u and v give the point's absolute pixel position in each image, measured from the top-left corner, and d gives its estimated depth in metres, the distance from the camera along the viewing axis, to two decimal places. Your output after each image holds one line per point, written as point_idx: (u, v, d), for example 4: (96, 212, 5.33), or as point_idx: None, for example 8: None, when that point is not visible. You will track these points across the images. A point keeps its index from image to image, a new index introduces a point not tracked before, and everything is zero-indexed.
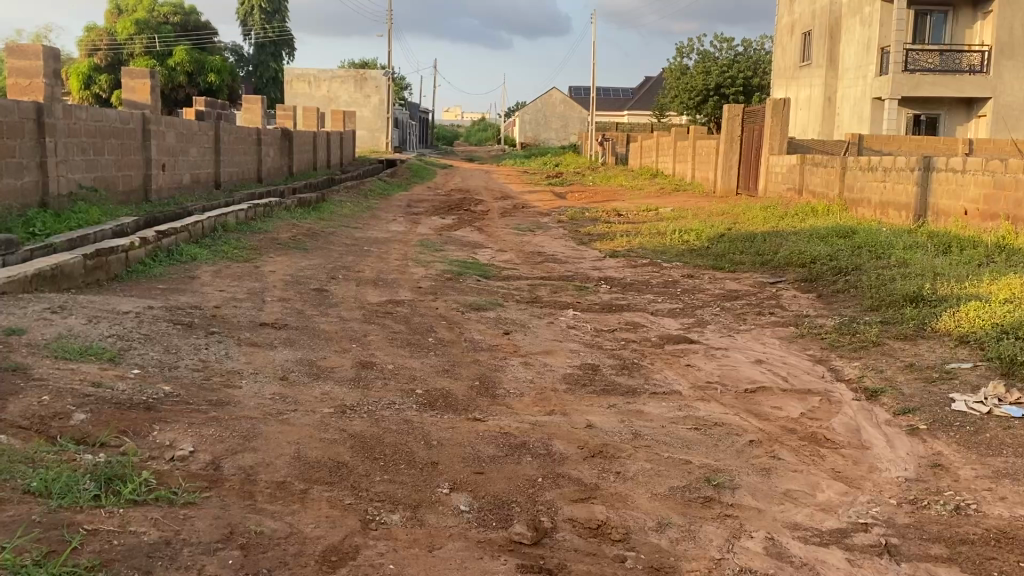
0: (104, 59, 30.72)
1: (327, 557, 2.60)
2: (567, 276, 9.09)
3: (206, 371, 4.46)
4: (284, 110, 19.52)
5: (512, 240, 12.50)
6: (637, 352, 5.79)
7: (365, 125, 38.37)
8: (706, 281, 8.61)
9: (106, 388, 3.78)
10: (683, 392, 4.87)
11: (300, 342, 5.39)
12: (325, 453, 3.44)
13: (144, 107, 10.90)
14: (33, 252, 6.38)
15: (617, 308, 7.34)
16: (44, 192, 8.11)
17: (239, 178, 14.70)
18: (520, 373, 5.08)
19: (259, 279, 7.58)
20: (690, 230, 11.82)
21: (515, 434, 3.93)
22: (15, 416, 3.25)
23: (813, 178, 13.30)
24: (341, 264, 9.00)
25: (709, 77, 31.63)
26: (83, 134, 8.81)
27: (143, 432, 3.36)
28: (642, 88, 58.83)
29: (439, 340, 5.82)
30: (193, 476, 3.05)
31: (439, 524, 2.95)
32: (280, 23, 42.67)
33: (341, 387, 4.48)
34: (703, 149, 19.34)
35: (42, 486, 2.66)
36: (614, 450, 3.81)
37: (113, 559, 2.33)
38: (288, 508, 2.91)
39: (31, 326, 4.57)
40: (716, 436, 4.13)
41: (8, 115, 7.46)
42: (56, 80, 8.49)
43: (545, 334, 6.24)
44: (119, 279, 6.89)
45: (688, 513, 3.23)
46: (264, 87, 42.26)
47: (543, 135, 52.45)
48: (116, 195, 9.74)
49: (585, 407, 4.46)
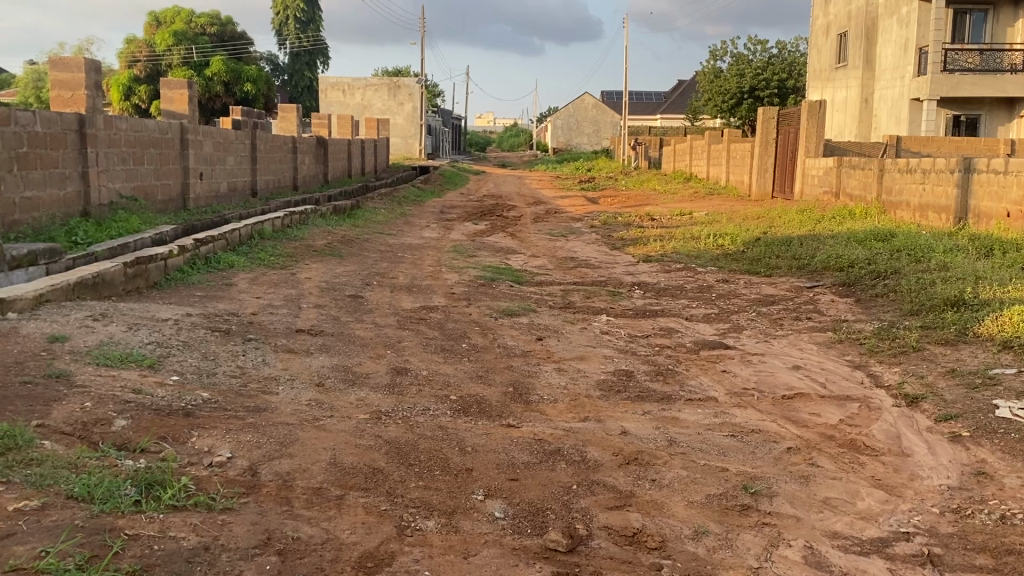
0: (144, 70, 31.65)
1: (363, 563, 2.61)
2: (601, 282, 9.06)
3: (243, 378, 4.50)
4: (319, 119, 19.71)
5: (545, 246, 12.51)
6: (672, 358, 5.75)
7: (399, 132, 38.51)
8: (742, 286, 8.52)
9: (146, 394, 3.84)
10: (718, 399, 4.82)
11: (336, 349, 5.42)
12: (361, 459, 3.46)
13: (183, 118, 11.04)
14: (74, 260, 6.50)
15: (651, 313, 7.30)
16: (86, 202, 8.28)
17: (275, 187, 14.87)
18: (555, 379, 5.08)
19: (296, 286, 7.67)
20: (725, 235, 11.73)
21: (550, 441, 3.91)
22: (58, 422, 3.30)
23: (850, 180, 13.14)
24: (375, 271, 9.05)
25: (742, 79, 31.39)
26: (124, 144, 8.97)
27: (182, 438, 3.40)
28: (675, 92, 58.51)
29: (473, 346, 5.83)
30: (232, 482, 3.08)
31: (475, 531, 2.95)
32: (315, 32, 43.01)
33: (377, 394, 4.50)
34: (738, 152, 19.17)
35: (85, 491, 2.70)
36: (649, 457, 3.79)
37: (153, 564, 2.36)
38: (324, 513, 2.93)
39: (74, 334, 4.66)
40: (753, 443, 4.08)
41: (51, 127, 7.62)
42: (98, 92, 8.65)
43: (579, 339, 6.22)
44: (158, 286, 6.99)
45: (724, 521, 3.20)
46: (299, 96, 42.76)
47: (575, 140, 52.48)
48: (155, 205, 9.92)
49: (620, 414, 4.44)
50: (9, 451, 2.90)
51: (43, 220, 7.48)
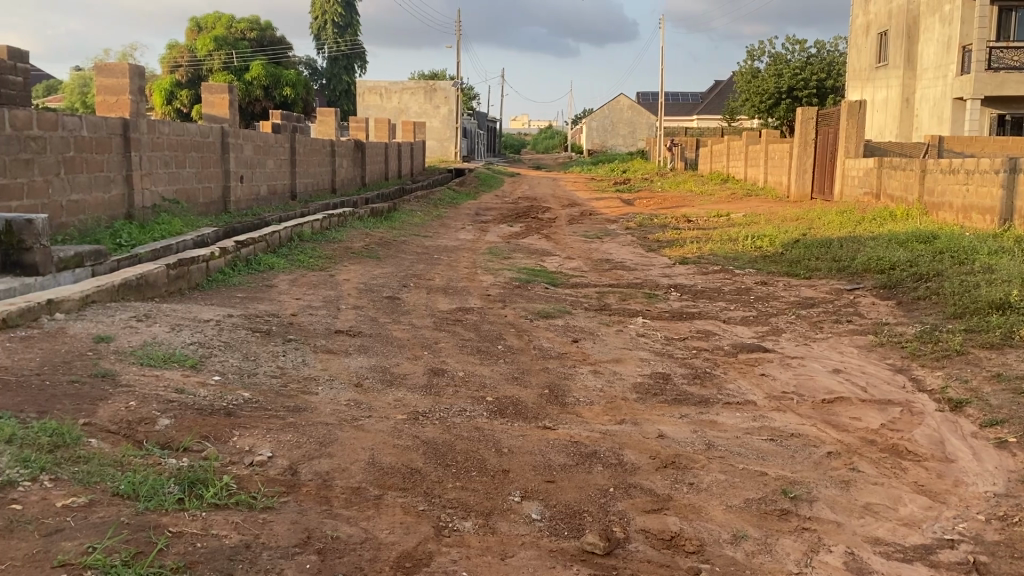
0: (185, 75, 32.27)
1: (402, 563, 2.63)
2: (637, 283, 9.04)
3: (284, 378, 4.56)
4: (356, 122, 19.88)
5: (581, 248, 12.49)
6: (710, 361, 5.70)
7: (435, 134, 38.71)
8: (781, 288, 8.43)
9: (189, 394, 3.90)
10: (758, 403, 4.78)
11: (374, 349, 5.47)
12: (399, 459, 3.49)
13: (224, 122, 11.20)
14: (118, 262, 6.62)
15: (689, 316, 7.25)
16: (130, 205, 8.43)
17: (314, 189, 15.04)
18: (591, 381, 5.07)
19: (334, 288, 7.74)
20: (763, 236, 11.62)
21: (586, 443, 3.90)
22: (104, 420, 3.37)
23: (891, 181, 12.95)
24: (412, 273, 9.11)
25: (780, 80, 31.08)
26: (166, 148, 9.13)
27: (223, 437, 3.45)
28: (712, 92, 58.08)
29: (509, 348, 5.84)
30: (272, 481, 3.12)
31: (512, 532, 2.95)
32: (352, 36, 43.31)
33: (414, 395, 4.53)
34: (777, 153, 18.98)
35: (130, 489, 2.76)
36: (687, 461, 3.76)
37: (196, 561, 2.39)
38: (363, 513, 2.95)
39: (118, 334, 4.74)
40: (792, 448, 4.04)
41: (97, 131, 7.77)
42: (141, 96, 8.81)
43: (615, 341, 6.20)
44: (199, 288, 7.11)
45: (763, 526, 3.17)
46: (337, 100, 43.15)
47: (610, 142, 52.39)
48: (197, 208, 10.07)
49: (657, 417, 4.41)
50: (58, 449, 2.97)
51: (89, 223, 7.64)
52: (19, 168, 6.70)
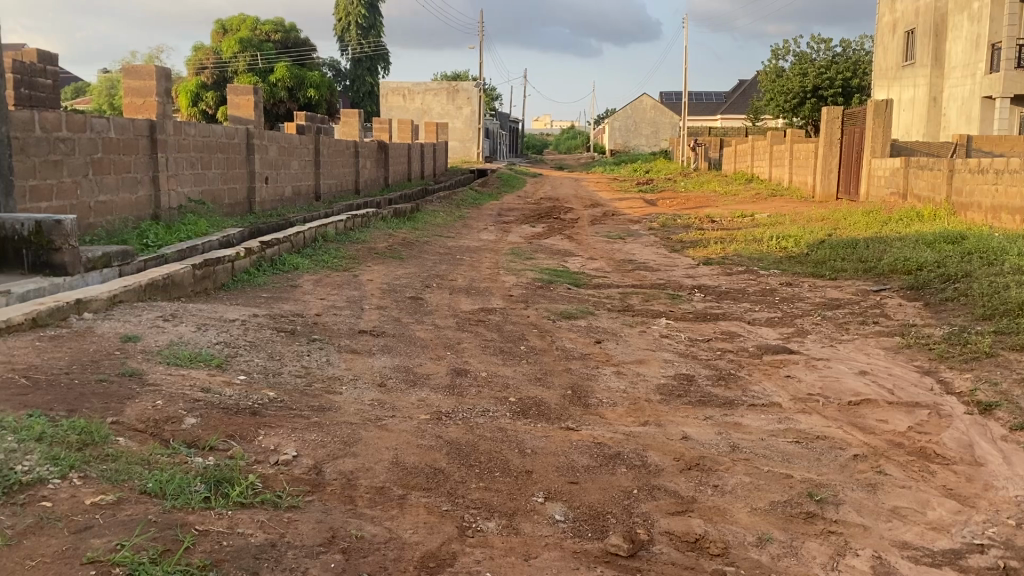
0: (210, 77, 32.62)
1: (425, 563, 2.63)
2: (660, 284, 9.02)
3: (308, 377, 4.58)
4: (380, 123, 19.97)
5: (604, 248, 12.47)
6: (734, 363, 5.66)
7: (457, 135, 38.79)
8: (806, 289, 8.37)
9: (215, 393, 3.93)
10: (783, 404, 4.74)
11: (398, 350, 5.48)
12: (422, 459, 3.50)
13: (249, 123, 11.28)
14: (145, 262, 6.69)
15: (713, 317, 7.20)
16: (156, 206, 8.52)
17: (338, 190, 15.13)
18: (614, 382, 5.06)
19: (358, 288, 7.77)
20: (788, 237, 11.53)
21: (609, 445, 3.89)
22: (132, 419, 3.40)
23: (918, 181, 12.82)
24: (435, 273, 9.13)
25: (806, 78, 30.76)
26: (192, 149, 9.21)
27: (249, 436, 3.47)
28: (737, 92, 57.71)
29: (532, 348, 5.84)
30: (297, 480, 3.14)
31: (536, 533, 2.94)
32: (376, 37, 43.41)
33: (437, 395, 4.54)
34: (801, 153, 18.82)
35: (157, 487, 2.78)
36: (711, 463, 3.74)
37: (222, 559, 2.41)
38: (387, 512, 2.96)
39: (145, 334, 4.79)
40: (818, 450, 4.00)
41: (124, 133, 7.85)
42: (168, 98, 8.89)
43: (638, 343, 6.18)
44: (224, 288, 7.16)
45: (789, 528, 3.14)
46: (360, 101, 43.34)
47: (633, 142, 52.25)
48: (222, 209, 10.16)
49: (681, 418, 4.39)
50: (87, 447, 3.00)
51: (116, 224, 7.72)
52: (48, 169, 6.79)
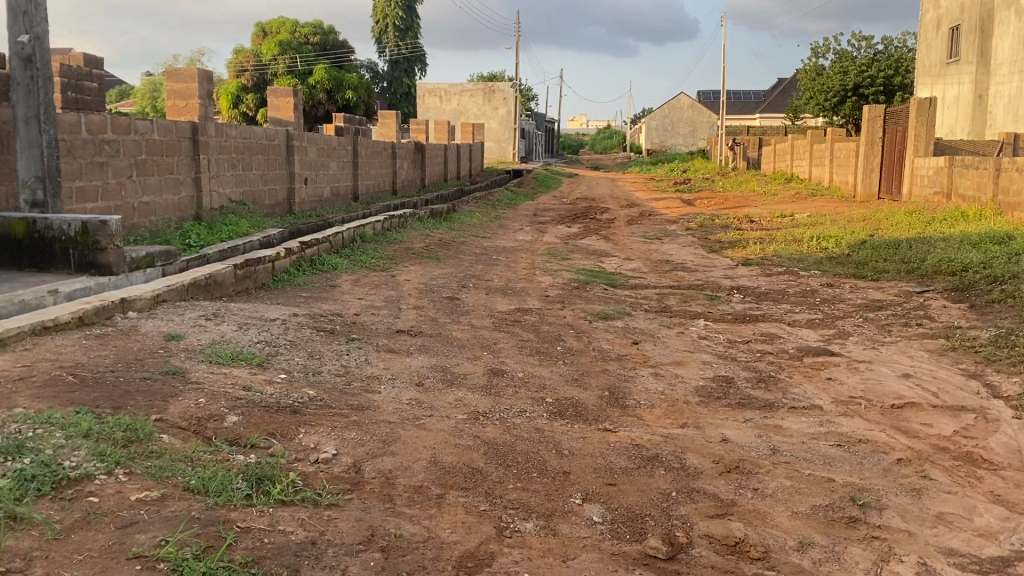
0: (251, 80, 33.05)
1: (464, 563, 2.64)
2: (698, 284, 8.96)
3: (347, 376, 4.63)
4: (417, 125, 20.08)
5: (641, 249, 12.43)
6: (774, 364, 5.61)
7: (493, 136, 38.84)
8: (847, 291, 8.25)
9: (255, 392, 3.98)
10: (824, 407, 4.67)
11: (435, 349, 5.51)
12: (460, 459, 3.50)
13: (289, 124, 11.39)
14: (188, 262, 6.80)
15: (752, 318, 7.12)
16: (198, 206, 8.65)
17: (375, 191, 15.24)
18: (652, 384, 5.02)
19: (395, 288, 7.83)
20: (829, 237, 11.38)
21: (647, 446, 3.87)
22: (175, 417, 3.45)
23: (963, 181, 12.58)
24: (471, 273, 9.17)
25: (846, 77, 30.30)
26: (233, 151, 9.33)
27: (289, 434, 3.51)
28: (776, 90, 57.01)
29: (569, 348, 5.83)
30: (337, 478, 3.17)
31: (573, 535, 2.94)
32: (414, 39, 43.57)
33: (474, 395, 4.55)
34: (842, 152, 18.56)
35: (200, 484, 2.82)
36: (751, 466, 3.70)
37: (264, 556, 2.43)
38: (425, 512, 2.97)
39: (188, 333, 4.87)
40: (860, 454, 3.94)
41: (167, 134, 7.99)
42: (209, 100, 9.02)
43: (676, 344, 6.13)
44: (265, 287, 7.26)
45: (831, 533, 3.09)
46: (396, 103, 43.57)
47: (670, 142, 51.93)
48: (263, 209, 10.29)
49: (720, 421, 4.35)
50: (132, 444, 3.05)
51: (160, 224, 7.86)
52: (94, 171, 6.93)
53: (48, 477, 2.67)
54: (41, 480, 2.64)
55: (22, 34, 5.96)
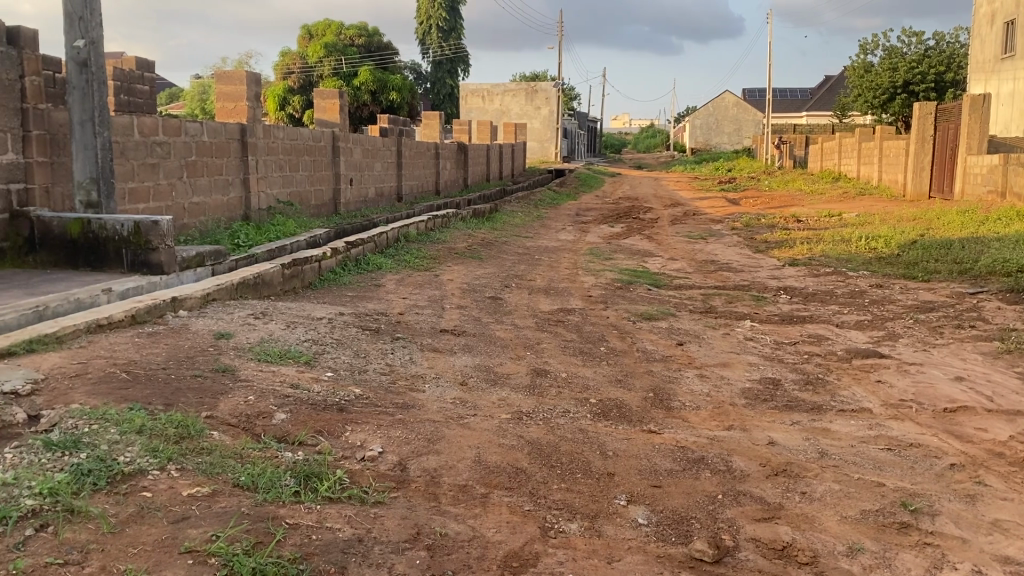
0: (298, 82, 33.53)
1: (509, 563, 2.64)
2: (743, 285, 8.88)
3: (392, 375, 4.66)
4: (460, 125, 20.19)
5: (685, 248, 12.35)
6: (822, 367, 5.52)
7: (535, 136, 38.87)
8: (897, 292, 8.10)
9: (303, 390, 4.03)
10: (873, 411, 4.59)
11: (479, 349, 5.53)
12: (504, 459, 3.51)
13: (334, 126, 11.50)
14: (237, 262, 6.91)
15: (799, 320, 7.02)
16: (247, 207, 8.80)
17: (419, 191, 15.34)
18: (698, 386, 4.97)
19: (439, 287, 7.88)
20: (878, 237, 11.19)
21: (693, 449, 3.83)
22: (225, 414, 3.51)
23: (1018, 179, 12.28)
24: (514, 273, 9.18)
25: (896, 73, 29.76)
26: (281, 152, 9.47)
27: (336, 432, 3.55)
28: (823, 88, 56.10)
29: (612, 349, 5.81)
30: (383, 476, 3.19)
31: (619, 536, 2.92)
32: (456, 40, 43.74)
33: (518, 394, 4.56)
34: (892, 150, 18.22)
35: (250, 480, 2.87)
36: (799, 469, 3.65)
37: (312, 553, 2.46)
38: (470, 510, 2.99)
39: (237, 331, 4.95)
40: (912, 458, 3.86)
41: (216, 136, 8.13)
42: (257, 102, 9.15)
43: (721, 345, 6.07)
44: (312, 287, 7.35)
45: (882, 539, 3.04)
46: (440, 104, 43.78)
47: (714, 140, 51.44)
48: (309, 210, 10.42)
49: (767, 423, 4.29)
50: (183, 440, 3.11)
51: (209, 224, 8.00)
52: (146, 172, 7.08)
53: (104, 471, 2.73)
54: (97, 475, 2.71)
55: (78, 38, 6.11)
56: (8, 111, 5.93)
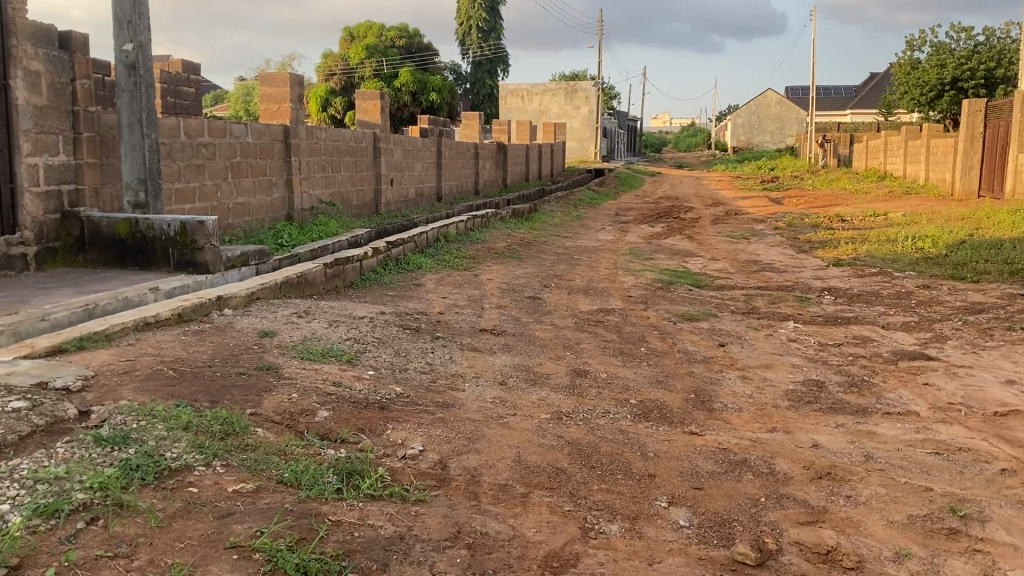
0: (339, 83, 33.89)
1: (549, 563, 2.64)
2: (787, 286, 8.77)
3: (433, 374, 4.69)
4: (499, 125, 20.22)
5: (726, 248, 12.24)
6: (868, 369, 5.42)
7: (574, 135, 38.87)
8: (945, 293, 7.93)
9: (345, 387, 4.07)
10: (920, 413, 4.50)
11: (518, 349, 5.54)
12: (544, 459, 3.51)
13: (375, 127, 11.57)
14: (281, 261, 7.01)
15: (844, 321, 6.92)
16: (290, 207, 8.91)
17: (458, 191, 15.40)
18: (739, 388, 4.91)
19: (478, 287, 7.90)
20: (925, 237, 10.98)
21: (735, 451, 3.80)
22: (269, 411, 3.56)
23: None
24: (553, 273, 9.18)
25: (944, 70, 29.17)
26: (324, 153, 9.57)
27: (378, 430, 3.57)
28: (868, 85, 55.15)
29: (653, 350, 5.77)
30: (423, 474, 3.21)
31: (659, 538, 2.90)
32: (496, 40, 43.78)
33: (557, 394, 4.55)
34: (940, 148, 17.86)
35: (293, 477, 2.91)
36: (844, 473, 3.59)
37: (355, 549, 2.48)
38: (510, 510, 2.99)
39: (281, 329, 5.02)
40: (960, 463, 3.78)
41: (261, 138, 8.25)
42: (300, 104, 9.25)
43: (764, 346, 6.00)
44: (354, 286, 7.41)
45: (930, 545, 2.98)
46: (479, 104, 43.89)
47: (756, 139, 50.89)
48: (351, 210, 10.52)
49: (811, 426, 4.23)
50: (229, 437, 3.16)
51: (253, 224, 8.11)
52: (192, 173, 7.21)
53: (151, 467, 2.79)
54: (145, 469, 2.77)
55: (127, 42, 6.25)
56: (61, 114, 6.09)
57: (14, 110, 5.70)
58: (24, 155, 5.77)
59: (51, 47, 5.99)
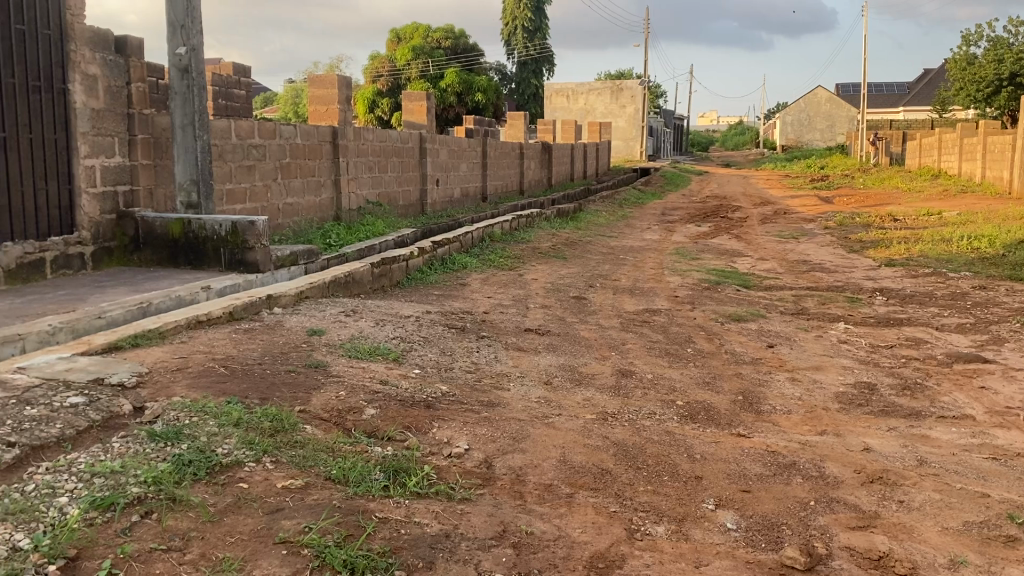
0: (386, 84, 34.17)
1: (594, 564, 2.63)
2: (837, 286, 8.62)
3: (478, 373, 4.71)
4: (544, 125, 20.20)
5: (775, 248, 12.07)
6: (921, 371, 5.30)
7: (620, 135, 38.64)
8: (1003, 294, 7.71)
9: (391, 386, 4.11)
10: (976, 418, 4.39)
11: (563, 348, 5.53)
12: (590, 459, 3.50)
13: (422, 127, 11.64)
14: (328, 260, 7.09)
15: (896, 322, 6.78)
16: (338, 207, 9.02)
17: (503, 191, 15.43)
18: (788, 389, 4.84)
19: (523, 286, 7.91)
20: (981, 236, 10.71)
21: (784, 453, 3.75)
22: (317, 408, 3.60)
23: None
24: (598, 273, 9.14)
25: (1001, 65, 28.34)
26: (370, 153, 9.67)
27: (424, 428, 3.60)
28: (923, 81, 53.87)
29: (699, 351, 5.72)
30: (469, 473, 3.22)
31: (706, 540, 2.88)
32: (542, 40, 43.75)
33: (603, 395, 4.54)
34: (998, 144, 17.39)
35: (340, 474, 2.94)
36: (897, 477, 3.52)
37: (400, 547, 2.50)
38: (556, 510, 2.99)
39: (329, 328, 5.08)
40: (1019, 469, 3.68)
41: (309, 139, 8.35)
42: (348, 105, 9.36)
43: (814, 348, 5.91)
44: (400, 285, 7.47)
45: (985, 551, 2.90)
46: (525, 103, 43.96)
47: (806, 137, 50.07)
48: (397, 210, 10.61)
49: (863, 429, 4.15)
50: (279, 433, 3.21)
51: (302, 224, 8.23)
52: (243, 174, 7.33)
53: (203, 462, 2.84)
54: (197, 465, 2.82)
55: (179, 46, 6.38)
56: (116, 117, 6.24)
57: (73, 113, 5.86)
58: (82, 157, 5.93)
59: (108, 51, 6.15)
